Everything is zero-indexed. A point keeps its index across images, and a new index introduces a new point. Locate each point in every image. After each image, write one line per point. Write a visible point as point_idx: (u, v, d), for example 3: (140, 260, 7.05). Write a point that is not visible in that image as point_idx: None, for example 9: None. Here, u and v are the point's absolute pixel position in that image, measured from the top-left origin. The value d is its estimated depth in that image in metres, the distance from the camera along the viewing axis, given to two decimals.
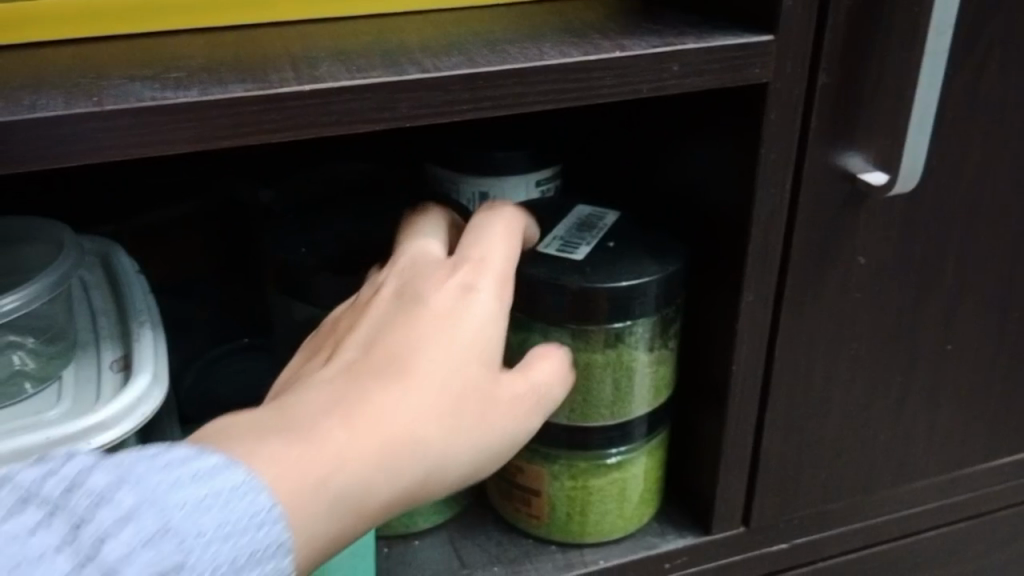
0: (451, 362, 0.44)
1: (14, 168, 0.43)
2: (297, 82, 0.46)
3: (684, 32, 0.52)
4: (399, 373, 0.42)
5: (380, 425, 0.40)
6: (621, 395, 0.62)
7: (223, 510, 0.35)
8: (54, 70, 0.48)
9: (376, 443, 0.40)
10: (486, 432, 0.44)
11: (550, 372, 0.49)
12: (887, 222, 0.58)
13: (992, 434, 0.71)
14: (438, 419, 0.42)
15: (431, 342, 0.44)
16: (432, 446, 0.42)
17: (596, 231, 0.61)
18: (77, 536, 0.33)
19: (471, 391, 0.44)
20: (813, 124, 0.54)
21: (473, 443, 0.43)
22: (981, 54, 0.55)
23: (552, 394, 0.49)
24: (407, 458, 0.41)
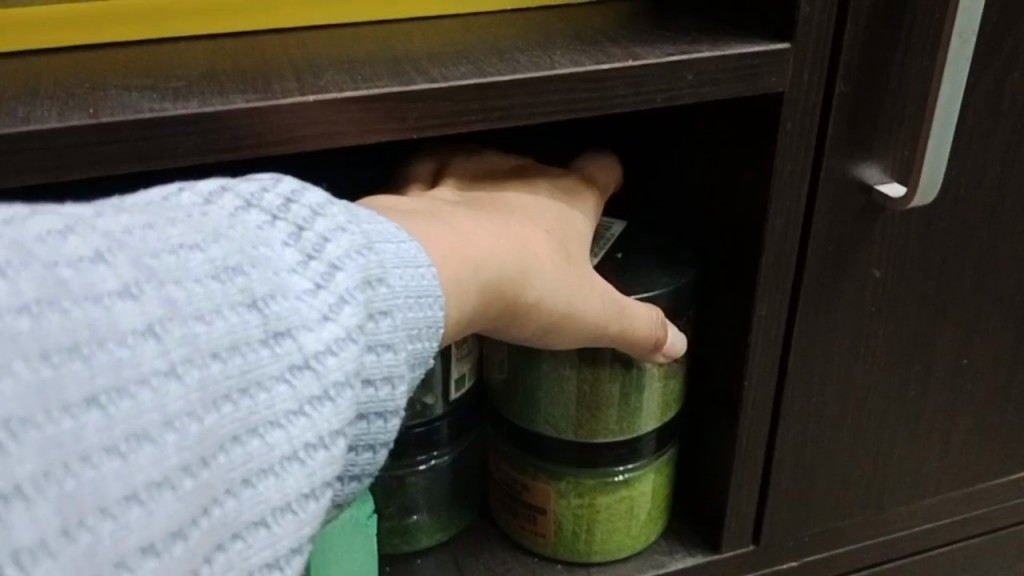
0: (566, 239, 0.51)
1: (7, 182, 0.41)
2: (300, 93, 0.44)
3: (698, 40, 0.51)
4: (531, 225, 0.49)
5: (518, 258, 0.46)
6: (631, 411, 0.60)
7: (405, 257, 0.39)
8: (49, 78, 0.46)
9: (510, 266, 0.46)
10: (589, 295, 0.50)
11: (658, 319, 0.54)
12: (904, 234, 0.57)
13: (1005, 450, 0.70)
14: (553, 275, 0.48)
15: (550, 213, 0.51)
16: (539, 290, 0.48)
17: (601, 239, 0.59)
18: (301, 236, 0.35)
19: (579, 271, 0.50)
20: (830, 134, 0.52)
21: (576, 297, 0.50)
22: (1003, 64, 0.54)
23: (657, 334, 0.54)
24: (521, 292, 0.47)
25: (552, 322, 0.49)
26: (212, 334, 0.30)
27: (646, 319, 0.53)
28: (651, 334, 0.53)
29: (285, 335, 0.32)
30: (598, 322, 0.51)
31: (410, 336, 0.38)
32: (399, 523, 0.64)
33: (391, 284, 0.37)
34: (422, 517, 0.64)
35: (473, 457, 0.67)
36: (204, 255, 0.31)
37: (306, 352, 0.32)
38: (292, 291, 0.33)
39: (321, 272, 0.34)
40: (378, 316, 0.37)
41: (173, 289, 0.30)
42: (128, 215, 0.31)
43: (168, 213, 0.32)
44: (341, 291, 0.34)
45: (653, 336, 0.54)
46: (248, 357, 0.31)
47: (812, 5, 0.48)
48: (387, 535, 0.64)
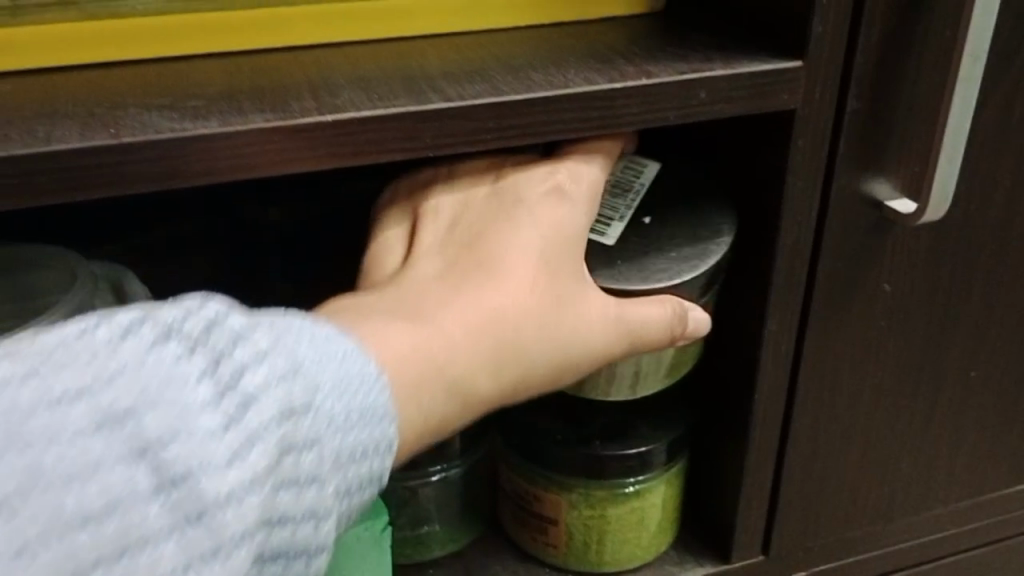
0: (549, 275, 0.47)
1: (29, 202, 0.42)
2: (318, 112, 0.45)
3: (711, 57, 0.51)
4: (500, 283, 0.46)
5: (484, 339, 0.44)
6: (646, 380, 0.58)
7: (343, 368, 0.36)
8: (69, 96, 0.46)
9: (476, 352, 0.44)
10: (570, 344, 0.48)
11: (666, 315, 0.50)
12: (913, 249, 0.57)
13: (1013, 461, 0.70)
14: (530, 338, 0.46)
15: (528, 249, 0.47)
16: (520, 358, 0.46)
17: (630, 194, 0.55)
18: (215, 370, 0.33)
19: (562, 312, 0.47)
20: (841, 150, 0.53)
21: (556, 352, 0.47)
22: (1012, 81, 0.54)
23: (666, 328, 0.51)
24: (501, 363, 0.45)
25: (547, 376, 0.47)
26: (83, 502, 0.29)
27: (649, 324, 0.50)
28: (658, 335, 0.50)
29: (182, 482, 0.31)
30: (593, 350, 0.49)
31: (352, 458, 0.35)
32: (411, 534, 0.64)
33: (319, 411, 0.34)
34: (434, 526, 0.65)
35: (483, 465, 0.67)
36: (90, 407, 0.31)
37: (206, 502, 0.31)
38: (191, 436, 0.31)
39: (234, 407, 0.32)
40: (301, 448, 0.34)
41: (42, 453, 0.30)
42: (10, 366, 0.31)
43: (62, 360, 0.32)
44: (252, 427, 0.32)
45: (661, 335, 0.51)
46: (131, 516, 0.30)
47: (824, 24, 0.49)
48: (400, 545, 0.65)
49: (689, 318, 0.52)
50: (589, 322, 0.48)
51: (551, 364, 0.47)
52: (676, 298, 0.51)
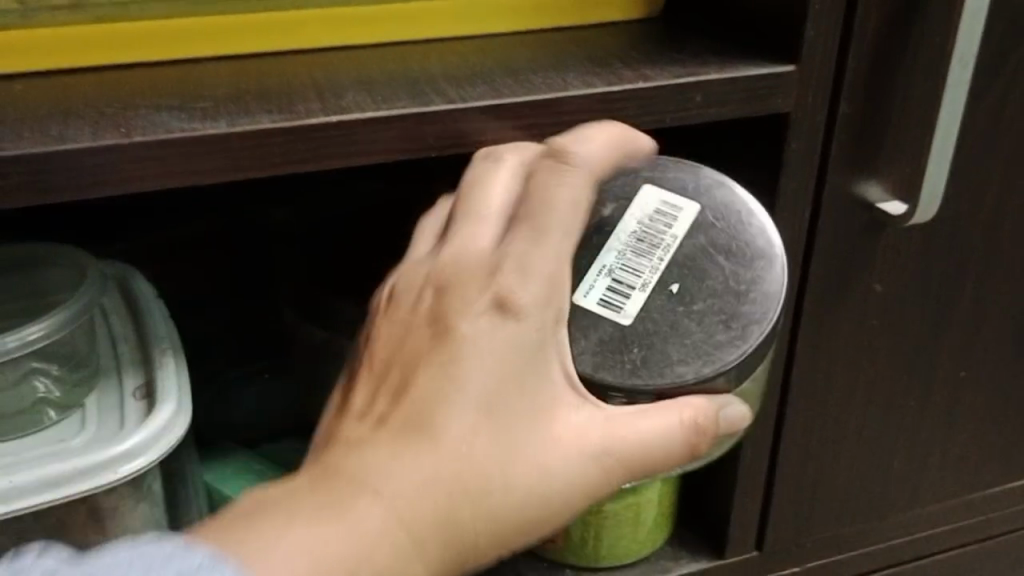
0: (496, 417, 0.39)
1: (43, 199, 0.43)
2: (324, 113, 0.46)
3: (706, 61, 0.52)
4: (432, 441, 0.37)
5: (418, 519, 0.36)
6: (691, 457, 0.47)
7: None
8: (79, 97, 0.48)
9: (417, 532, 0.36)
10: (539, 488, 0.39)
11: (678, 432, 0.42)
12: (904, 250, 0.59)
13: (1003, 459, 0.71)
14: (483, 504, 0.38)
15: (460, 393, 0.39)
16: (479, 523, 0.38)
17: (658, 253, 0.47)
18: None
19: (520, 460, 0.39)
20: (833, 153, 0.54)
21: (519, 500, 0.39)
22: (1001, 87, 0.55)
23: (661, 449, 0.41)
24: (455, 539, 0.37)
25: (520, 530, 0.39)
26: None
27: (643, 449, 0.41)
28: (658, 456, 0.41)
29: None
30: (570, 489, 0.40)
31: None
32: None
33: None
34: None
35: None
36: None
37: None
38: None
39: None
40: None
41: None
42: None
43: None
44: None
45: (660, 459, 0.41)
46: None
47: (817, 30, 0.50)
48: None
49: (695, 418, 0.42)
50: (558, 453, 0.40)
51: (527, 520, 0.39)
52: (677, 412, 0.42)
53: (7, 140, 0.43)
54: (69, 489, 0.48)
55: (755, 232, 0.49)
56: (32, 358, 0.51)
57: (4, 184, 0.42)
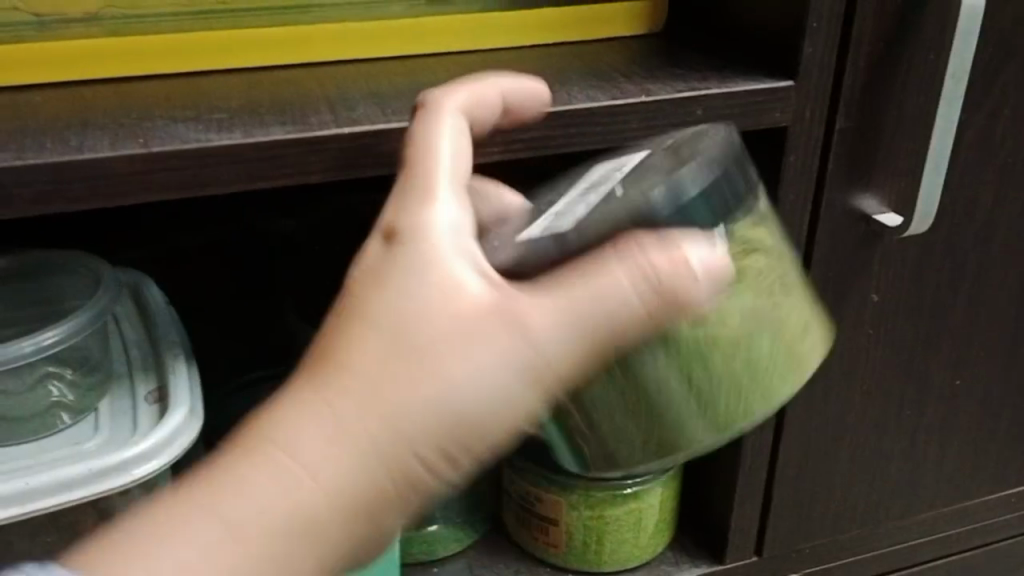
0: (389, 372, 0.36)
1: (63, 207, 0.44)
2: (336, 125, 0.47)
3: (707, 76, 0.53)
4: (324, 433, 0.35)
5: (333, 508, 0.35)
6: (740, 384, 0.42)
7: None
8: (97, 107, 0.49)
9: (331, 529, 0.36)
10: (454, 399, 0.36)
11: (639, 291, 0.35)
12: (899, 261, 0.60)
13: (997, 467, 0.73)
14: (408, 462, 0.36)
15: (351, 389, 0.36)
16: (409, 477, 0.37)
17: (602, 184, 0.40)
18: None
19: (417, 397, 0.36)
20: (831, 166, 0.55)
21: (432, 416, 0.36)
22: (993, 102, 0.57)
23: (612, 308, 0.36)
24: (383, 499, 0.36)
25: (456, 438, 0.37)
26: None
27: (583, 319, 0.36)
28: (625, 313, 0.36)
29: None
30: (495, 390, 0.36)
31: None
32: (416, 534, 0.66)
33: None
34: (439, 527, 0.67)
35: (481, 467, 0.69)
36: None
37: None
38: None
39: None
40: None
41: None
42: None
43: None
44: None
45: (617, 317, 0.36)
46: None
47: (815, 46, 0.51)
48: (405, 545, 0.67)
49: (642, 276, 0.35)
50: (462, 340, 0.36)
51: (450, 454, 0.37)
52: (619, 265, 0.36)
53: (28, 149, 0.44)
54: (78, 492, 0.49)
55: (700, 142, 0.41)
56: (49, 361, 0.52)
57: (26, 192, 0.43)
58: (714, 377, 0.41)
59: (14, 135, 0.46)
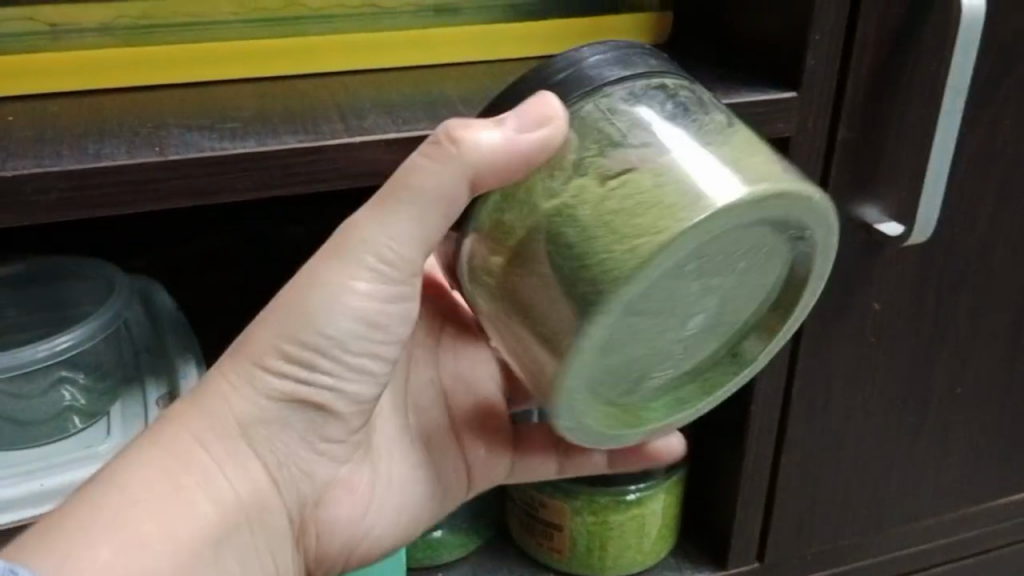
0: (247, 355, 0.42)
1: (79, 214, 0.45)
2: (348, 134, 0.48)
3: (712, 87, 0.54)
4: (190, 436, 0.42)
5: (219, 487, 0.42)
6: (647, 204, 0.36)
7: None
8: (113, 116, 0.50)
9: (226, 500, 0.42)
10: (300, 324, 0.41)
11: (446, 168, 0.38)
12: (901, 269, 0.61)
13: (997, 474, 0.73)
14: (267, 413, 0.43)
15: (205, 399, 0.42)
16: (291, 418, 0.44)
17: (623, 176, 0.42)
18: None
19: (265, 354, 0.42)
20: (834, 177, 0.56)
21: (277, 346, 0.42)
22: (992, 114, 0.58)
23: (445, 200, 0.39)
24: (257, 447, 0.43)
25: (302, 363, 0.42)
26: None
27: (427, 212, 0.40)
28: (462, 187, 0.39)
29: None
30: (339, 316, 0.41)
31: None
32: (421, 539, 0.67)
33: None
34: (444, 532, 0.68)
35: None
36: None
37: None
38: None
39: None
40: None
41: None
42: None
43: None
44: None
45: (453, 205, 0.39)
46: None
47: (817, 58, 0.52)
48: (410, 550, 0.68)
49: (450, 159, 0.38)
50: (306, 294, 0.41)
51: (313, 394, 0.43)
52: (419, 156, 0.39)
53: (47, 156, 0.45)
54: None
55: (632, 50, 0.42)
56: (62, 366, 0.53)
57: (45, 199, 0.44)
58: (620, 220, 0.37)
59: (33, 143, 0.46)
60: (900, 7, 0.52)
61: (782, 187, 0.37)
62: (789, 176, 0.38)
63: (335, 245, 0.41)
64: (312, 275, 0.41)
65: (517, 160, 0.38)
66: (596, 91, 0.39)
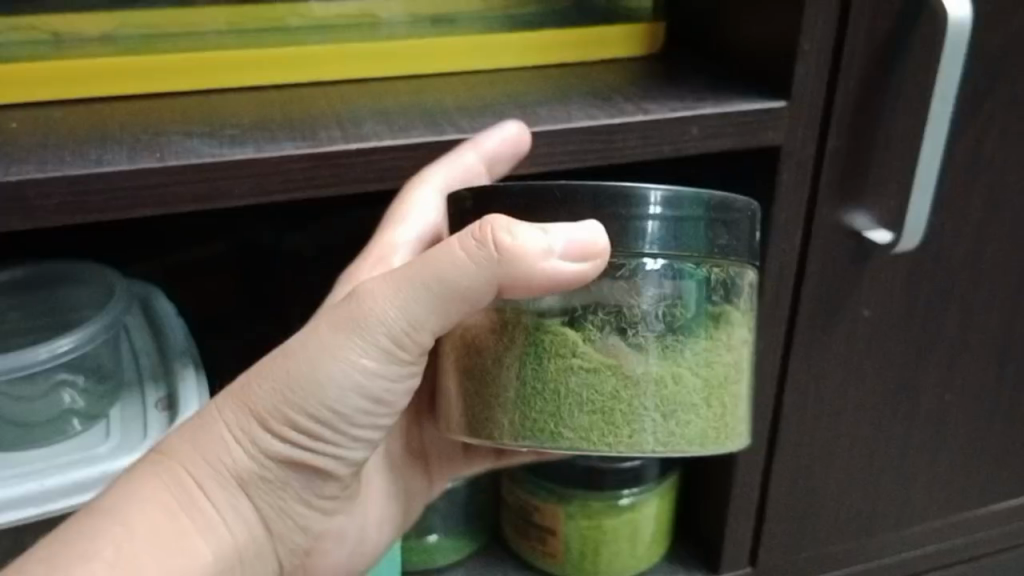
0: (252, 411, 0.41)
1: (80, 218, 0.46)
2: (346, 141, 0.49)
3: (704, 96, 0.55)
4: (194, 481, 0.41)
5: (219, 535, 0.42)
6: (599, 406, 0.41)
7: None
8: (114, 123, 0.50)
9: (226, 547, 0.42)
10: (306, 390, 0.40)
11: (479, 268, 0.38)
12: (890, 277, 0.62)
13: (987, 481, 0.74)
14: (269, 470, 0.43)
15: (208, 439, 0.41)
16: (291, 480, 0.44)
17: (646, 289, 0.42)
18: None
19: (276, 422, 0.41)
20: (823, 185, 0.57)
21: (280, 408, 0.41)
22: (979, 123, 0.59)
23: (466, 298, 0.39)
24: (256, 497, 0.43)
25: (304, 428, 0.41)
26: None
27: (446, 304, 0.39)
28: (488, 290, 0.38)
29: None
30: (351, 392, 0.41)
31: None
32: (416, 542, 0.68)
33: None
34: (439, 536, 0.69)
35: (482, 478, 0.71)
36: None
37: None
38: None
39: None
40: None
41: None
42: None
43: None
44: None
45: (471, 302, 0.39)
46: None
47: (807, 68, 0.53)
48: (405, 555, 0.68)
49: (489, 259, 0.37)
50: (317, 357, 0.40)
51: (316, 460, 0.43)
52: (457, 248, 0.38)
53: (49, 162, 0.46)
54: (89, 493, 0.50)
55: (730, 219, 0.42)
56: (62, 370, 0.54)
57: (47, 204, 0.45)
58: (570, 408, 0.41)
59: (36, 149, 0.47)
60: (888, 19, 0.53)
61: (699, 441, 0.42)
62: (722, 428, 0.43)
63: (349, 314, 0.40)
64: (321, 342, 0.40)
65: (555, 286, 0.38)
66: (633, 255, 0.40)
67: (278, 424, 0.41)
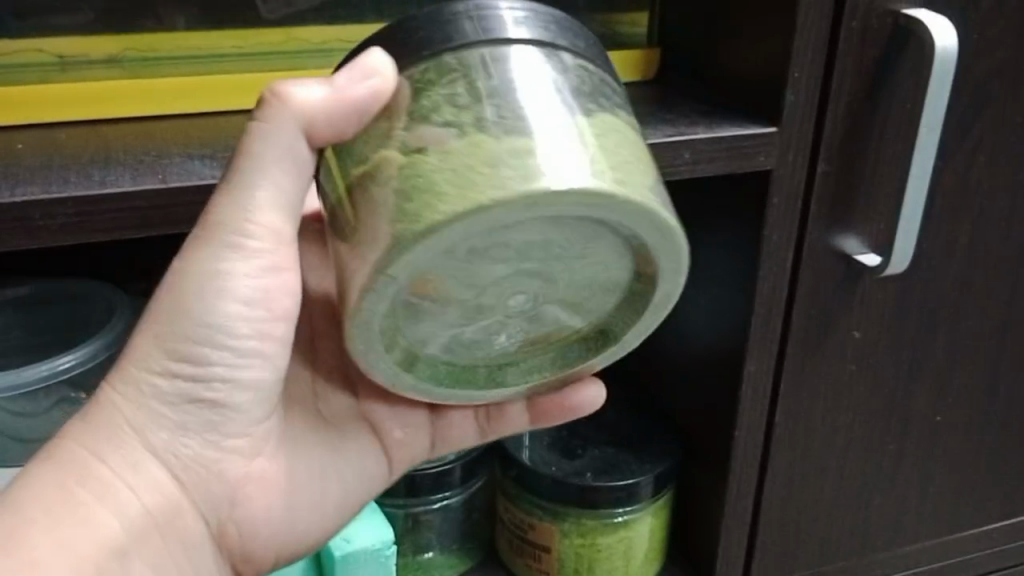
0: (132, 360, 0.43)
1: (87, 240, 0.47)
2: None
3: (695, 121, 0.56)
4: (85, 450, 0.42)
5: (122, 498, 0.42)
6: (470, 175, 0.35)
7: None
8: (118, 145, 0.51)
9: (134, 512, 0.42)
10: (170, 306, 0.43)
11: (279, 124, 0.41)
12: (880, 299, 0.63)
13: (980, 502, 0.75)
14: (174, 420, 0.44)
15: (98, 413, 0.43)
16: (197, 425, 0.44)
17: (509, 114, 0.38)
18: None
19: (154, 358, 0.43)
20: (813, 210, 0.58)
21: (151, 340, 0.43)
22: (967, 149, 0.60)
23: (287, 154, 0.42)
24: (162, 457, 0.44)
25: (178, 342, 0.43)
26: None
27: (269, 165, 0.42)
28: (298, 142, 0.41)
29: None
30: (222, 295, 0.43)
31: None
32: (413, 559, 0.69)
33: None
34: (435, 552, 0.70)
35: (477, 496, 0.72)
36: None
37: None
38: None
39: None
40: None
41: None
42: None
43: None
44: None
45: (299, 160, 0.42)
46: None
47: (796, 94, 0.54)
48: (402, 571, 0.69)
49: (276, 117, 0.41)
50: (181, 276, 0.43)
51: (211, 388, 0.44)
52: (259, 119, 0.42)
53: (55, 183, 0.47)
54: None
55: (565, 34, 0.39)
56: (64, 386, 0.55)
57: (51, 223, 0.46)
58: (438, 188, 0.35)
59: (41, 170, 0.48)
60: (875, 47, 0.55)
61: (549, 205, 0.35)
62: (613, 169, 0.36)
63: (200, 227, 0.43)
64: (183, 264, 0.43)
65: (341, 111, 0.39)
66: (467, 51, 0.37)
67: (158, 358, 0.43)
